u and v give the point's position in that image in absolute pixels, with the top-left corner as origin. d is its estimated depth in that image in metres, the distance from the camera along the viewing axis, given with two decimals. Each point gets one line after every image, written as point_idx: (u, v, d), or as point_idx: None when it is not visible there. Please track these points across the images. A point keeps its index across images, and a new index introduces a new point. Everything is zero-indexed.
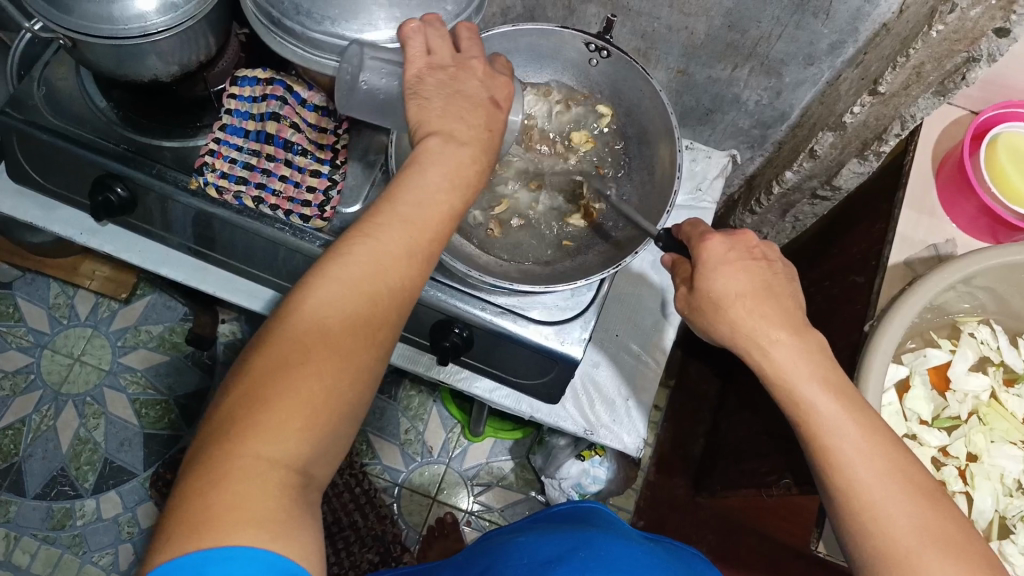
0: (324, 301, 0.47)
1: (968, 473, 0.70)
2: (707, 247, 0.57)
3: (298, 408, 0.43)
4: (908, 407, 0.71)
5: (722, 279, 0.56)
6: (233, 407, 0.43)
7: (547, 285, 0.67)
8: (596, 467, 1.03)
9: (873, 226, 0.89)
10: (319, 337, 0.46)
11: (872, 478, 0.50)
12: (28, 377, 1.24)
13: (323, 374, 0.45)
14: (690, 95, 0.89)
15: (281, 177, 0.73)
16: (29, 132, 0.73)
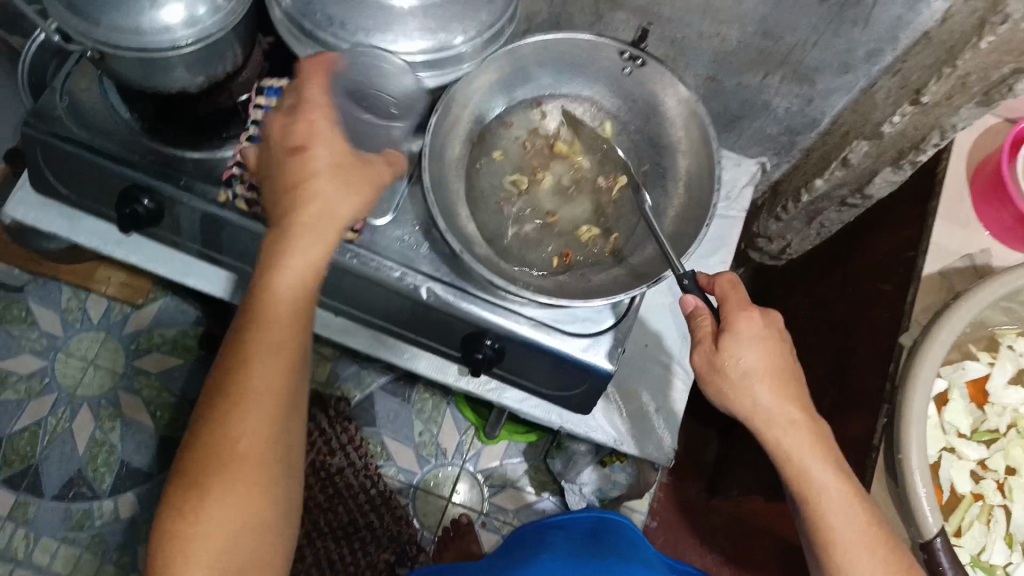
0: (253, 369, 0.58)
1: (1008, 486, 0.70)
2: (737, 320, 0.62)
3: (237, 468, 0.57)
4: (947, 420, 0.70)
5: (749, 354, 0.61)
6: (192, 466, 0.58)
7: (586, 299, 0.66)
8: (617, 473, 1.01)
9: (903, 230, 0.89)
10: (249, 402, 0.58)
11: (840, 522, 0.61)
12: (42, 381, 1.23)
13: (258, 432, 0.58)
14: (718, 101, 0.88)
15: None
16: (55, 145, 0.73)
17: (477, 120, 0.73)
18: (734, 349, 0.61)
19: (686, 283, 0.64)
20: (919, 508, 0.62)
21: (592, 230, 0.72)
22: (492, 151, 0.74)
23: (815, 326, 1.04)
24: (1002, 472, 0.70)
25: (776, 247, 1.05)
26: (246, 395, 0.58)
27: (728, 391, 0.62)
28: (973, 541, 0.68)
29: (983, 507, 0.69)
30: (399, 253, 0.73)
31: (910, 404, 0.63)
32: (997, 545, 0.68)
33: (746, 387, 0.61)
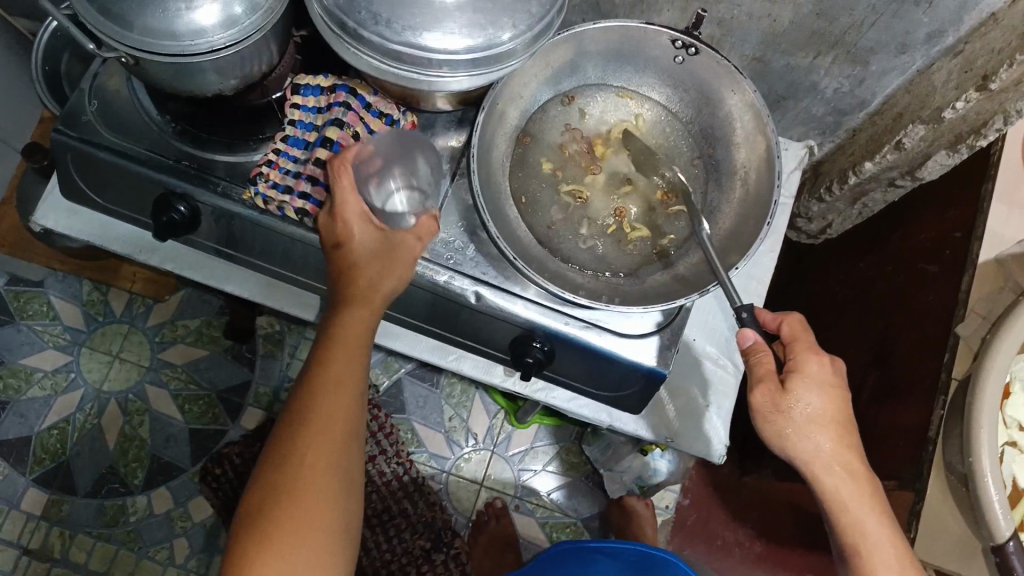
0: (330, 389, 0.57)
1: None
2: (807, 363, 0.65)
3: (321, 488, 0.55)
4: (1009, 414, 0.70)
5: (815, 398, 0.63)
6: (270, 484, 0.55)
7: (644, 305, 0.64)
8: (658, 461, 0.99)
9: (950, 212, 0.88)
10: (331, 422, 0.57)
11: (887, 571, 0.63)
12: (68, 376, 1.21)
13: (336, 451, 0.56)
14: (763, 81, 0.84)
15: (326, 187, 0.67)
16: (87, 151, 0.70)
17: (524, 116, 0.71)
18: (800, 391, 0.63)
19: (742, 317, 0.65)
20: (993, 514, 0.61)
21: (642, 229, 0.70)
22: (539, 148, 0.71)
23: (851, 304, 1.03)
24: None
25: (816, 227, 1.02)
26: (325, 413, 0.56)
27: (790, 433, 0.63)
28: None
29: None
30: (445, 257, 0.71)
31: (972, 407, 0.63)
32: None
33: (808, 431, 0.63)
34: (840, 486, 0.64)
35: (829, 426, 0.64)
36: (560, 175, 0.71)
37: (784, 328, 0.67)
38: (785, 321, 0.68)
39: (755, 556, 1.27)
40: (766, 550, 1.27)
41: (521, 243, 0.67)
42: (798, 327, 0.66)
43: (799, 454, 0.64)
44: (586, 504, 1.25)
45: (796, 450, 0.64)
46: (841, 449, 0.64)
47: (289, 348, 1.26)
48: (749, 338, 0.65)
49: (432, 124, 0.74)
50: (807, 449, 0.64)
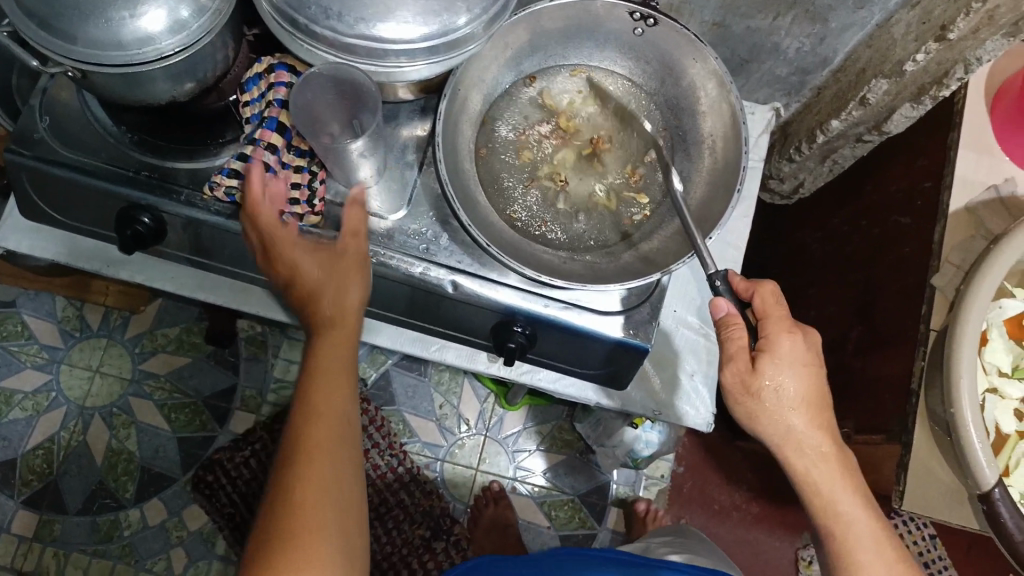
0: (327, 363, 0.60)
1: None
2: (779, 342, 0.63)
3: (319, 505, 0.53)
4: (987, 360, 0.70)
5: (786, 377, 0.63)
6: (281, 459, 0.55)
7: (621, 282, 0.64)
8: (649, 432, 0.99)
9: (917, 162, 0.89)
10: (331, 391, 0.59)
11: (864, 548, 0.64)
12: (49, 395, 1.20)
13: (338, 417, 0.58)
14: (726, 46, 0.84)
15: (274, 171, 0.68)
16: (42, 169, 0.69)
17: (487, 100, 0.70)
18: (770, 372, 0.63)
19: (717, 284, 0.66)
20: (977, 464, 0.61)
21: (612, 200, 0.70)
22: (504, 130, 0.70)
23: (833, 262, 1.03)
24: None
25: (788, 187, 1.01)
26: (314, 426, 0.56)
27: (761, 414, 0.64)
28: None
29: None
30: (419, 249, 0.71)
31: (947, 361, 0.64)
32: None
33: (778, 413, 0.63)
34: (810, 469, 0.64)
35: (799, 405, 0.63)
36: (527, 158, 0.70)
37: (756, 299, 0.65)
38: (758, 291, 0.65)
39: (753, 517, 1.28)
40: (762, 509, 1.28)
41: (494, 229, 0.66)
42: (770, 299, 0.65)
43: (771, 435, 0.64)
44: (582, 481, 1.25)
45: (771, 432, 0.64)
46: (813, 429, 0.64)
47: (272, 348, 1.25)
48: (723, 309, 0.65)
49: (396, 114, 0.73)
50: (782, 432, 0.64)
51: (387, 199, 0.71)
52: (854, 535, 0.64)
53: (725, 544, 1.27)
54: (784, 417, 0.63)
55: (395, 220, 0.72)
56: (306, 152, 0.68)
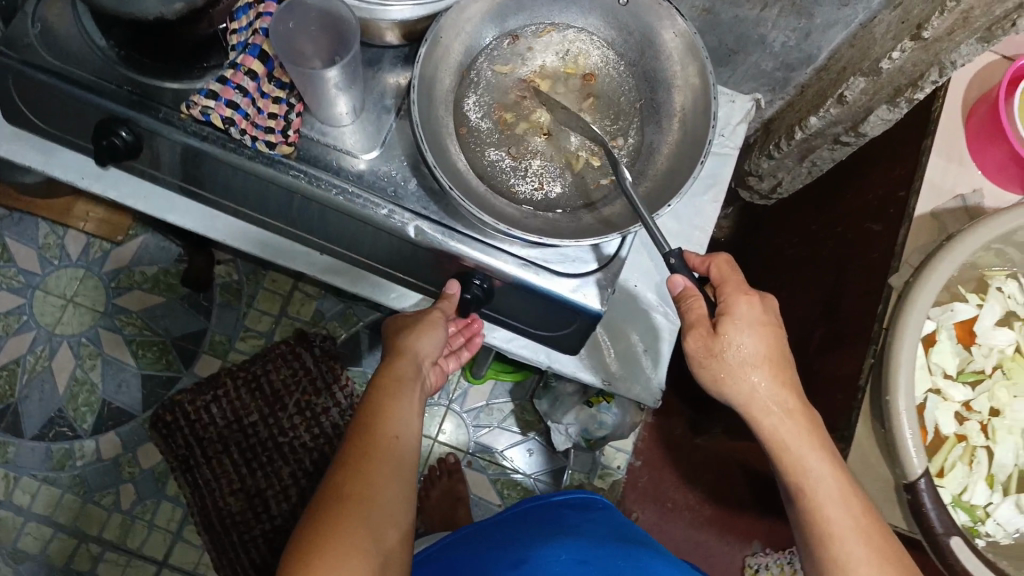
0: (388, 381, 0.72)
1: (992, 428, 0.69)
2: (736, 303, 0.66)
3: (361, 500, 0.63)
4: (934, 360, 0.69)
5: (746, 337, 0.65)
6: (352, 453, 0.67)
7: (576, 240, 0.65)
8: (605, 413, 1.01)
9: (899, 169, 0.87)
10: (391, 397, 0.71)
11: (832, 506, 0.63)
12: (20, 318, 1.21)
13: (396, 421, 0.70)
14: (715, 33, 0.85)
15: (254, 98, 0.67)
16: (27, 73, 0.68)
17: (467, 53, 0.70)
18: (731, 331, 0.65)
19: (673, 262, 0.67)
20: (905, 450, 0.62)
21: (582, 160, 0.71)
22: (481, 83, 0.71)
23: (808, 266, 1.04)
24: (987, 413, 0.69)
25: (766, 186, 1.03)
26: (368, 440, 0.67)
27: (725, 378, 0.66)
28: (957, 482, 0.67)
29: (966, 448, 0.69)
30: (387, 191, 0.71)
31: (887, 353, 0.64)
32: (979, 486, 0.68)
33: (742, 370, 0.65)
34: (775, 428, 0.65)
35: (762, 364, 0.65)
36: (503, 112, 0.71)
37: (712, 271, 0.69)
38: (713, 263, 0.70)
39: (705, 519, 1.27)
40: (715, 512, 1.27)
41: (457, 175, 0.67)
42: (727, 269, 0.68)
43: (736, 395, 0.66)
44: (538, 462, 1.26)
45: (736, 392, 0.66)
46: (778, 388, 0.66)
47: (246, 297, 1.26)
48: (680, 284, 0.68)
49: (379, 60, 0.73)
50: (748, 389, 0.65)
51: (359, 138, 0.72)
52: (821, 493, 0.64)
53: (677, 543, 1.26)
54: (742, 376, 0.65)
55: (366, 160, 0.72)
56: (287, 85, 0.68)
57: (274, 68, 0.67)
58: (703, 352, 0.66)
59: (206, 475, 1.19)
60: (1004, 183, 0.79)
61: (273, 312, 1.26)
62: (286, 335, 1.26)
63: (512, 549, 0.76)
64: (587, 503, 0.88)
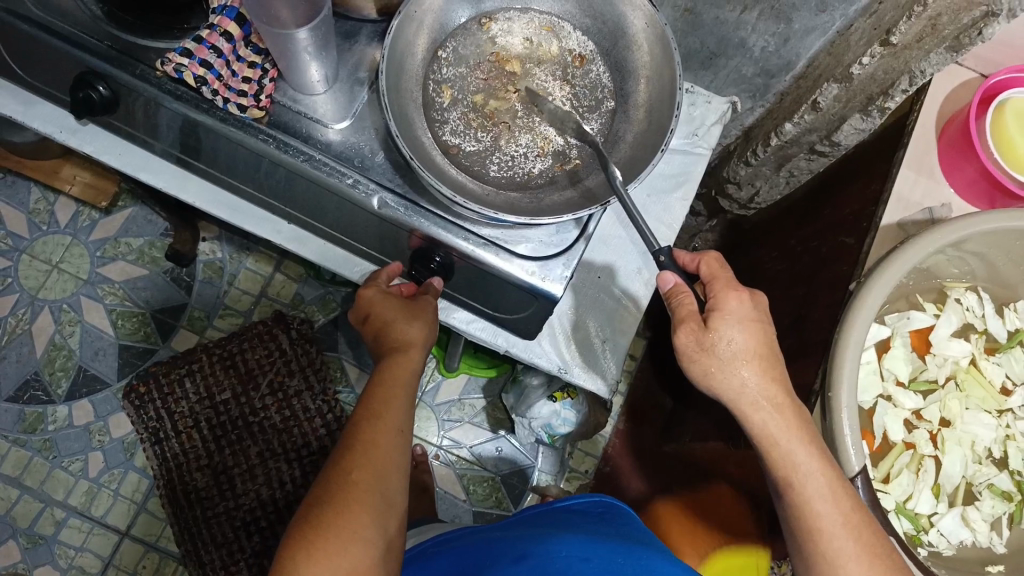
0: (398, 363, 0.70)
1: (940, 438, 0.73)
2: (727, 300, 0.63)
3: (371, 489, 0.64)
4: (886, 366, 0.73)
5: (737, 334, 0.62)
6: (358, 428, 0.68)
7: (533, 217, 0.66)
8: (567, 409, 1.05)
9: (871, 185, 0.86)
10: (398, 378, 0.70)
11: (821, 502, 0.62)
12: (5, 281, 1.23)
13: (403, 404, 0.70)
14: (695, 35, 0.86)
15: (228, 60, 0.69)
16: (10, 21, 0.70)
17: (442, 30, 0.72)
18: (722, 328, 0.62)
19: (662, 259, 0.64)
20: (844, 447, 0.65)
21: (548, 141, 0.72)
22: (454, 61, 0.72)
23: (779, 277, 1.04)
24: (937, 423, 0.73)
25: (744, 195, 1.05)
26: (376, 427, 0.67)
27: (716, 372, 0.63)
28: (901, 488, 0.71)
29: (912, 457, 0.72)
30: (353, 161, 0.72)
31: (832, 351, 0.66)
32: (923, 494, 0.71)
33: (733, 366, 0.62)
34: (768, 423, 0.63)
35: (752, 360, 0.62)
36: (475, 94, 0.72)
37: (702, 266, 0.66)
38: (703, 259, 0.66)
39: None
40: None
41: (418, 144, 0.67)
42: (716, 266, 0.65)
43: (724, 391, 0.63)
44: (506, 462, 1.28)
45: (724, 388, 0.63)
46: (769, 382, 0.63)
47: (228, 276, 1.27)
48: (671, 279, 0.64)
49: (355, 33, 0.75)
50: (740, 384, 0.62)
51: (332, 109, 0.73)
52: (810, 488, 0.62)
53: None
54: (727, 372, 0.62)
55: (337, 130, 0.73)
56: (264, 51, 0.71)
57: (251, 33, 0.70)
58: (695, 345, 0.62)
59: (175, 450, 1.20)
60: (970, 200, 0.80)
61: (254, 292, 1.28)
62: (265, 316, 1.27)
63: (513, 546, 0.72)
64: (599, 509, 0.83)
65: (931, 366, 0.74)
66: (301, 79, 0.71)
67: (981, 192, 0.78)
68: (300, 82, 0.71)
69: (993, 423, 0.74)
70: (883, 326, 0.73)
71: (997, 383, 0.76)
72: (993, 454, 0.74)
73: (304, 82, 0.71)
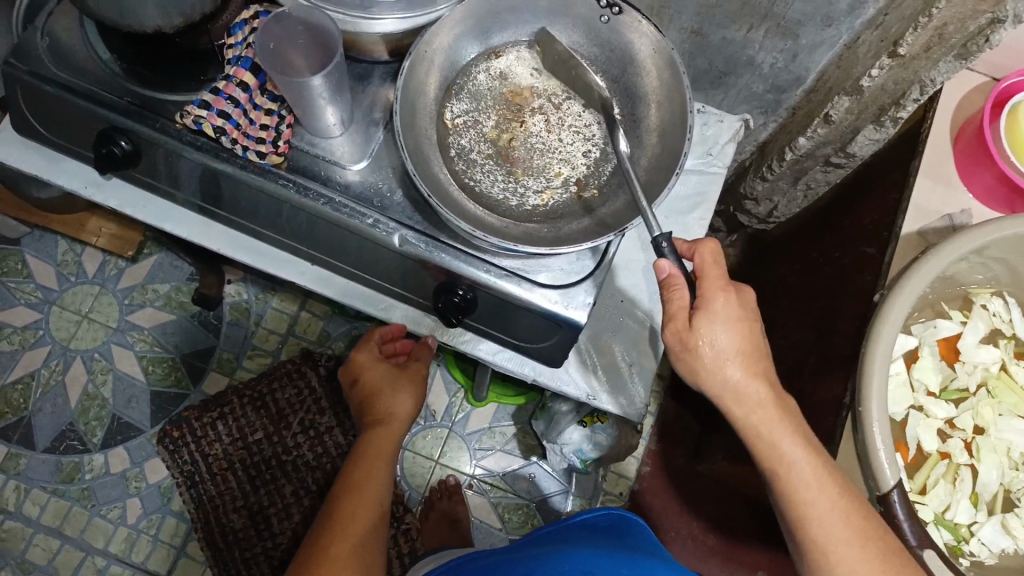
0: (375, 438, 0.81)
1: (975, 446, 0.72)
2: (713, 298, 0.62)
3: (346, 566, 0.71)
4: (915, 377, 0.72)
5: (721, 332, 0.61)
6: (337, 496, 0.78)
7: (554, 247, 0.66)
8: (598, 434, 1.07)
9: (888, 194, 0.87)
10: (376, 454, 0.80)
11: (808, 492, 0.62)
12: (37, 333, 1.25)
13: (377, 478, 0.79)
14: (703, 56, 0.86)
15: (245, 109, 0.70)
16: (34, 83, 0.73)
17: (452, 67, 0.74)
18: (707, 326, 0.61)
19: (661, 246, 0.63)
20: (878, 461, 0.64)
21: (562, 171, 0.73)
22: (467, 99, 0.74)
23: (802, 289, 1.04)
24: (971, 431, 0.73)
25: (763, 210, 1.06)
26: (355, 497, 0.77)
27: (701, 368, 0.62)
28: (939, 498, 0.70)
29: (947, 465, 0.71)
30: (372, 201, 0.73)
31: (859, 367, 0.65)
32: (961, 504, 0.70)
33: (718, 364, 0.62)
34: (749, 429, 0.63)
35: (743, 371, 0.62)
36: (489, 128, 0.73)
37: (695, 258, 0.64)
38: (699, 249, 0.65)
39: (709, 549, 1.26)
40: (721, 542, 1.26)
41: (435, 182, 0.68)
42: (709, 266, 0.64)
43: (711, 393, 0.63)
44: (539, 488, 1.28)
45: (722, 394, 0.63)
46: (755, 381, 0.63)
47: (255, 316, 1.29)
48: (665, 269, 0.63)
49: (367, 75, 0.77)
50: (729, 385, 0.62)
51: (350, 150, 0.74)
52: (805, 490, 0.62)
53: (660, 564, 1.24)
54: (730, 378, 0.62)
55: (355, 171, 0.74)
56: (279, 98, 0.72)
57: (266, 81, 0.71)
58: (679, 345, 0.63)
59: (210, 492, 1.20)
60: (993, 206, 0.79)
61: (281, 331, 1.29)
62: (293, 354, 1.28)
63: (520, 566, 0.73)
64: (609, 525, 0.83)
65: (960, 374, 0.74)
66: (314, 122, 0.72)
67: (1004, 197, 0.77)
68: (313, 124, 0.72)
69: None
70: (911, 337, 0.73)
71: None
72: None
73: (319, 124, 0.72)
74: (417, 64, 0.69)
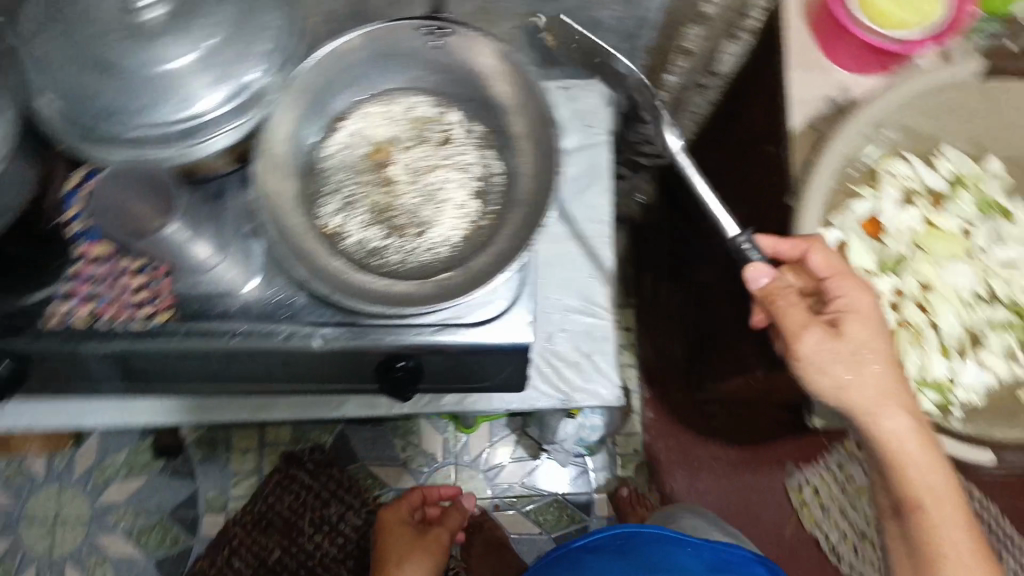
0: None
1: (929, 303, 0.73)
2: (852, 293, 0.64)
3: None
4: (854, 265, 0.71)
5: (860, 327, 0.62)
6: None
7: (461, 297, 0.63)
8: (590, 418, 1.04)
9: (761, 93, 0.83)
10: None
11: (919, 464, 0.64)
12: (16, 556, 1.19)
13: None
14: (547, 33, 0.84)
15: (109, 281, 0.69)
16: None
17: (302, 154, 0.69)
18: (848, 325, 0.62)
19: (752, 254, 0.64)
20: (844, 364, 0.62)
21: (454, 214, 0.71)
22: (334, 177, 0.71)
23: None
24: (920, 291, 0.74)
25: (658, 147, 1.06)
26: None
27: (846, 371, 0.61)
28: (916, 364, 0.71)
29: (911, 330, 0.72)
30: (280, 315, 0.71)
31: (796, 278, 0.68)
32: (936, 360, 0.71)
33: (861, 362, 0.61)
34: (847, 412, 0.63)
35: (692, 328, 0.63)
36: (368, 197, 0.71)
37: (810, 255, 0.64)
38: (808, 247, 0.65)
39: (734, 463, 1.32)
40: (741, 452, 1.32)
41: (324, 272, 0.64)
42: (824, 250, 0.64)
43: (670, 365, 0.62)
44: (560, 481, 1.28)
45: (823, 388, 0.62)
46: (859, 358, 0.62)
47: (222, 445, 1.25)
48: (762, 275, 0.63)
49: (226, 192, 0.73)
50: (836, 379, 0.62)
51: (235, 275, 0.70)
52: (918, 466, 0.64)
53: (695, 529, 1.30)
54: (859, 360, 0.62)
55: (253, 291, 0.71)
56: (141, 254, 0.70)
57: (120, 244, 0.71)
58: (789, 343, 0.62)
59: None
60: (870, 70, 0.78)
61: (255, 447, 1.26)
62: (276, 462, 1.25)
63: None
64: (619, 543, 0.86)
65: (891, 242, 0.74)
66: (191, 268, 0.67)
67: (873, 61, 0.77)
68: (185, 269, 0.67)
69: (967, 268, 0.75)
70: (833, 229, 0.71)
71: (955, 230, 0.76)
72: (980, 294, 0.75)
73: (193, 268, 0.67)
74: (261, 162, 0.64)
